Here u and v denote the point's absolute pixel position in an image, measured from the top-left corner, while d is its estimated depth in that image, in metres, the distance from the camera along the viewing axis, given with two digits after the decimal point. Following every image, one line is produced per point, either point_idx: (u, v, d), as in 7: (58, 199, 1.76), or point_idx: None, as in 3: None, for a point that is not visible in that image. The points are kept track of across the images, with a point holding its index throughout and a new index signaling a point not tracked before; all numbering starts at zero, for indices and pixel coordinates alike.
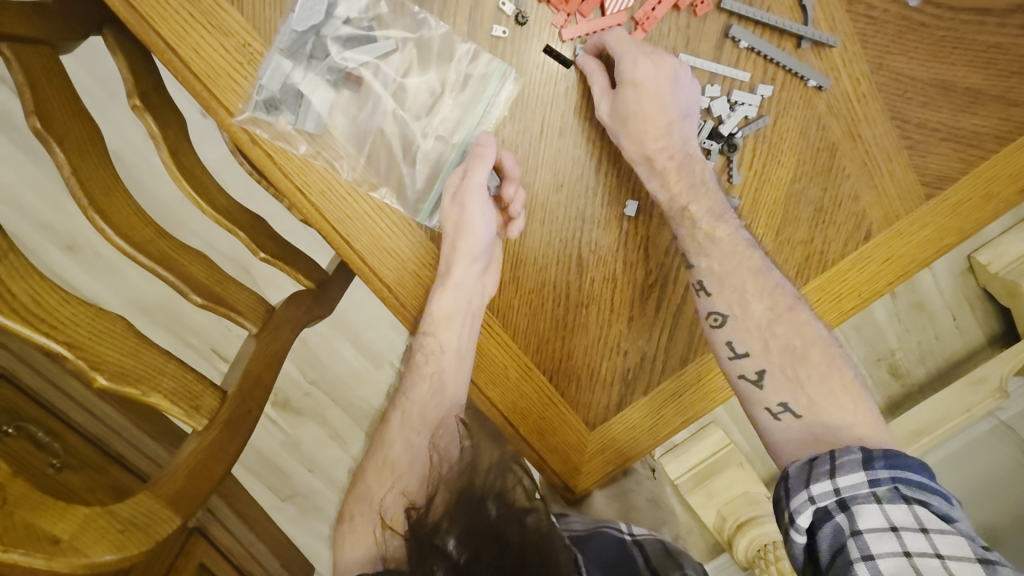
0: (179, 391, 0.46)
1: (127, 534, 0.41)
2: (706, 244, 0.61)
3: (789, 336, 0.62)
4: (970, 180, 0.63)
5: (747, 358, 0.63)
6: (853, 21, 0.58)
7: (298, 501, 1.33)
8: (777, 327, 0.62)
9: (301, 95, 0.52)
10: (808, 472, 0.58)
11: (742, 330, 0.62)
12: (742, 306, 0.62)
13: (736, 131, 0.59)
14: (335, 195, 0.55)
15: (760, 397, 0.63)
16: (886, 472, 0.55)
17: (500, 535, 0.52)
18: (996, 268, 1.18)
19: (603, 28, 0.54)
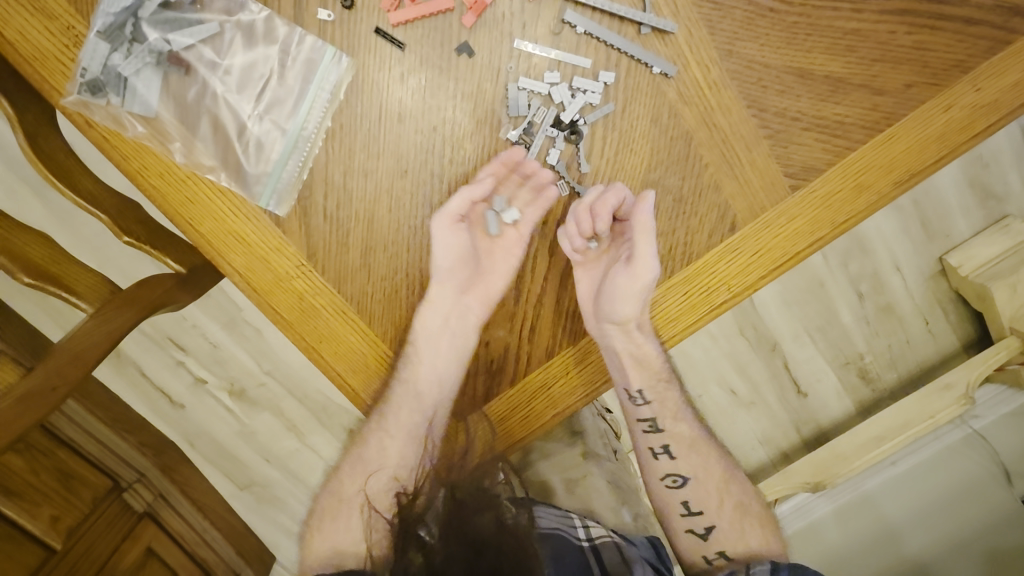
0: None
1: None
2: (661, 412, 0.72)
3: (734, 498, 0.73)
4: (839, 171, 0.61)
5: (699, 514, 0.73)
6: (697, 7, 0.56)
7: (254, 490, 1.48)
8: (725, 488, 0.73)
9: (124, 78, 0.53)
10: None
11: (699, 491, 0.72)
12: (701, 472, 0.72)
13: (579, 117, 0.57)
14: (173, 178, 0.56)
15: (700, 547, 0.73)
16: None
17: (478, 543, 0.63)
18: (967, 271, 1.15)
19: (430, 12, 0.54)
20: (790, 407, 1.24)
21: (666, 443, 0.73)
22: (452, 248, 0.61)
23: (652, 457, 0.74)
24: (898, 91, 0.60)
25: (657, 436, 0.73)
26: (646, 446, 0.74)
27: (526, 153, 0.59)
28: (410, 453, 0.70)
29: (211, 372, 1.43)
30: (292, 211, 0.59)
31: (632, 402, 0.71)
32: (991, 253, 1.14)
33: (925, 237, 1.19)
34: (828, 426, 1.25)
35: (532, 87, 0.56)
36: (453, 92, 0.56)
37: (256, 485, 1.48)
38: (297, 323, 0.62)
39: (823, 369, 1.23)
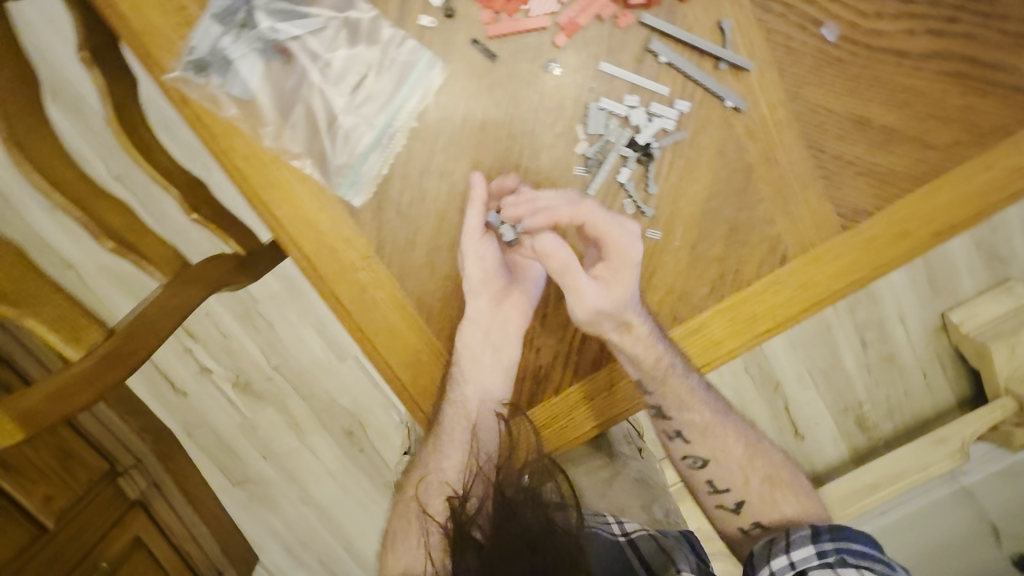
0: (59, 320, 0.49)
1: None
2: (668, 401, 0.70)
3: (760, 471, 0.73)
4: (885, 217, 0.64)
5: (727, 491, 0.74)
6: (772, 49, 0.59)
7: (244, 487, 1.58)
8: (749, 464, 0.73)
9: (229, 60, 0.55)
10: (769, 550, 0.68)
11: (721, 471, 0.73)
12: (718, 452, 0.73)
13: (653, 141, 0.60)
14: (258, 161, 0.58)
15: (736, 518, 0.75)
16: (830, 544, 0.65)
17: (530, 537, 0.63)
18: (968, 329, 1.18)
19: (526, 28, 0.57)
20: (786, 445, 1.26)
21: (677, 429, 0.73)
22: (484, 260, 0.61)
23: (670, 439, 0.74)
24: (947, 146, 0.63)
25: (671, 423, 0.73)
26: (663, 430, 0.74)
27: (598, 169, 0.61)
28: (446, 453, 0.71)
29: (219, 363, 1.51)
30: (368, 203, 0.61)
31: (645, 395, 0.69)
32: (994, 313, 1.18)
33: (931, 292, 1.22)
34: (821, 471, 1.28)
35: (612, 108, 0.59)
36: (536, 106, 0.59)
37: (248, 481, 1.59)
38: (356, 314, 0.64)
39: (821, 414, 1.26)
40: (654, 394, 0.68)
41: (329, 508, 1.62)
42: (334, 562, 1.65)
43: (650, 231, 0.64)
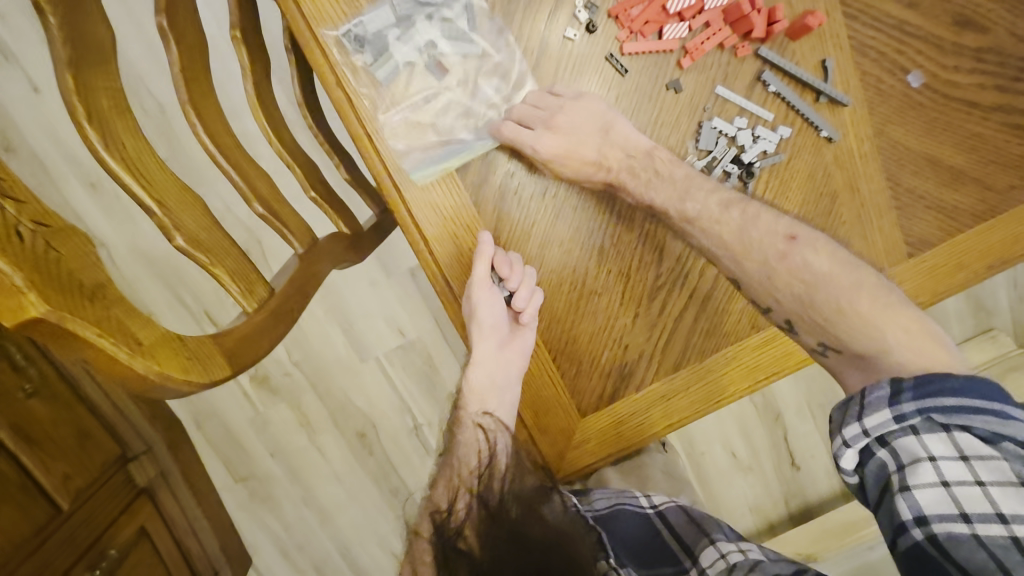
0: (236, 272, 0.56)
1: (192, 359, 0.48)
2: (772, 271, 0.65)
3: (871, 304, 0.63)
4: (947, 247, 0.72)
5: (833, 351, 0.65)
6: (865, 89, 0.66)
7: (250, 483, 1.60)
8: (854, 291, 0.64)
9: (388, 53, 0.60)
10: (844, 409, 0.61)
11: (812, 327, 0.65)
12: (801, 303, 0.65)
13: (755, 160, 0.66)
14: (397, 148, 0.62)
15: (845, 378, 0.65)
16: (912, 405, 0.58)
17: (520, 535, 0.61)
18: None
19: (657, 49, 0.62)
20: (783, 477, 1.41)
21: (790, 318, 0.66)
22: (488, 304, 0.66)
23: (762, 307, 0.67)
24: (1005, 189, 0.71)
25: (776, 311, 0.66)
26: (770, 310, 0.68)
27: None
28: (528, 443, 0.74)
29: None
30: (491, 194, 0.65)
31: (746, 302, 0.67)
32: None
33: None
34: (817, 503, 1.39)
35: (723, 128, 0.65)
36: (654, 119, 0.65)
37: (253, 479, 1.60)
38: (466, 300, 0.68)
39: (816, 448, 1.40)
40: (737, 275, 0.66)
41: (330, 510, 1.62)
42: (328, 567, 1.65)
43: None
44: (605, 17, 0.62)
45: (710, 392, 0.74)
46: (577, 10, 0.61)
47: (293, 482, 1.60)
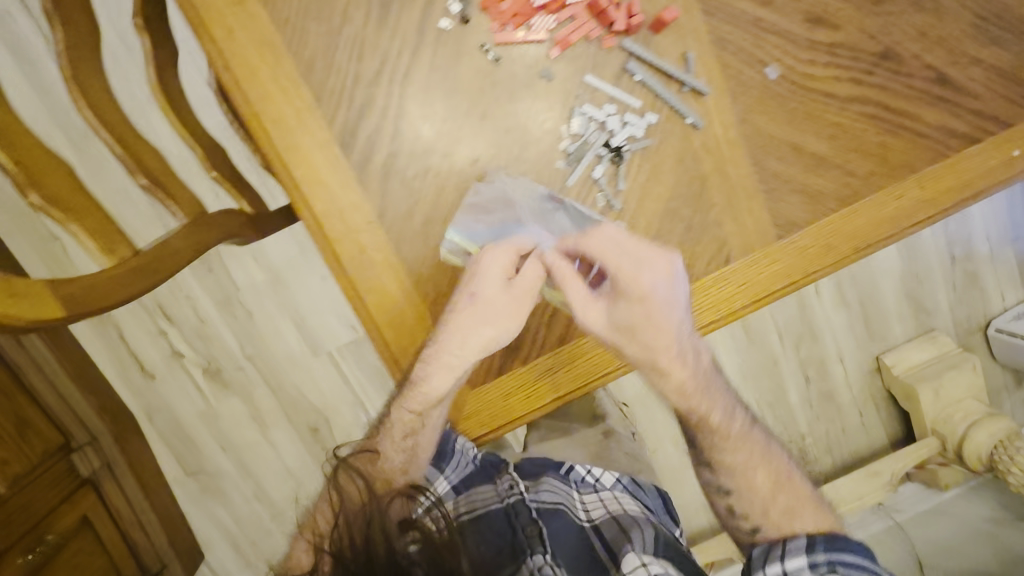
0: (97, 230, 0.63)
1: (22, 293, 0.52)
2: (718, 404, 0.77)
3: (782, 502, 0.79)
4: (814, 230, 0.77)
5: (744, 518, 0.81)
6: (726, 80, 0.72)
7: (200, 478, 1.61)
8: (774, 492, 0.79)
9: (272, 37, 0.65)
10: (765, 558, 0.77)
11: (744, 502, 0.80)
12: (744, 484, 0.79)
13: (624, 144, 0.72)
14: (285, 127, 0.67)
15: (749, 539, 0.81)
16: (824, 555, 0.74)
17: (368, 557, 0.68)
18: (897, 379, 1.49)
19: (527, 40, 0.67)
20: None
21: (713, 459, 0.80)
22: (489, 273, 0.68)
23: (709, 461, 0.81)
24: (865, 175, 0.77)
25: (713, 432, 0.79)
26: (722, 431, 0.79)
27: (578, 164, 0.72)
28: (421, 413, 0.79)
29: (190, 348, 1.53)
30: (376, 172, 0.70)
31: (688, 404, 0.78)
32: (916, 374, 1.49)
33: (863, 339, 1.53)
34: None
35: (592, 114, 0.70)
36: (529, 105, 0.70)
37: (203, 474, 1.61)
38: (352, 271, 0.73)
39: None
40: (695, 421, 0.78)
41: (281, 504, 1.63)
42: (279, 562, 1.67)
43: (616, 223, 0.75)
44: (478, 10, 0.66)
45: (595, 365, 0.78)
46: (450, 3, 0.66)
47: (243, 477, 1.61)
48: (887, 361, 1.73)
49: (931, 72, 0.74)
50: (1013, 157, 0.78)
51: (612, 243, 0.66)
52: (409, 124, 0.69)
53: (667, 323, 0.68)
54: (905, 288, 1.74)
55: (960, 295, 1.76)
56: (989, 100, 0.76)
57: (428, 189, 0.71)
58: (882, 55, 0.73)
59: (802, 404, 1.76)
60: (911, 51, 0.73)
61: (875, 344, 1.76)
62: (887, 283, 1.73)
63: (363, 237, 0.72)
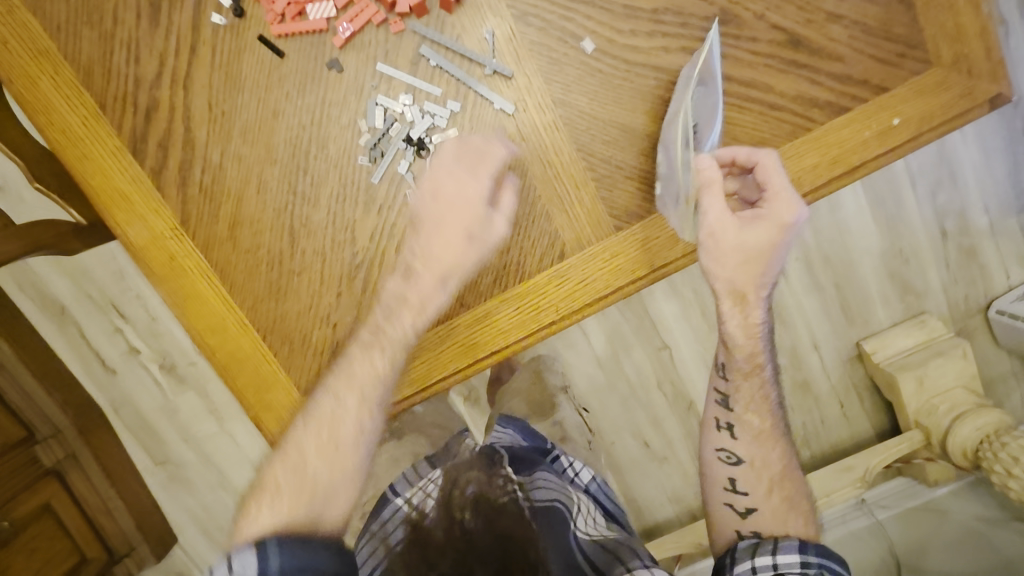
0: None
1: None
2: (737, 394, 0.72)
3: (786, 491, 0.71)
4: (654, 220, 0.69)
5: (744, 495, 0.72)
6: (536, 59, 0.65)
7: (168, 468, 1.48)
8: (778, 479, 0.71)
9: (47, 45, 0.64)
10: (754, 550, 0.66)
11: (749, 476, 0.71)
12: (757, 459, 0.72)
13: (427, 136, 0.67)
14: (72, 136, 0.66)
15: (734, 523, 0.72)
16: (814, 558, 0.65)
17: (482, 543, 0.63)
18: (880, 357, 1.38)
19: (307, 30, 0.63)
20: None
21: (732, 421, 0.72)
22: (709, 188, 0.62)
23: (715, 427, 0.73)
24: None
25: (724, 412, 0.73)
26: (711, 416, 0.74)
27: (381, 159, 0.67)
28: (260, 426, 0.75)
29: (146, 344, 1.43)
30: (172, 178, 0.68)
31: (714, 428, 0.74)
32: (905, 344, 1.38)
33: (846, 321, 1.44)
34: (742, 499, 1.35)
35: (388, 105, 0.66)
36: (322, 97, 0.66)
37: (171, 464, 1.49)
38: (164, 280, 0.70)
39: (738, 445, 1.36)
40: (731, 381, 0.71)
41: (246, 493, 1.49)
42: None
43: None
44: (251, 1, 0.63)
45: (430, 370, 0.73)
46: None
47: (206, 467, 1.49)
48: (868, 347, 1.41)
49: (779, 34, 0.66)
50: (893, 127, 0.67)
51: (785, 185, 0.63)
52: (201, 122, 0.66)
53: (765, 265, 0.65)
54: (887, 267, 1.42)
55: (955, 275, 1.44)
56: (856, 64, 0.66)
57: (231, 190, 0.69)
58: (718, 18, 0.65)
59: None
60: (752, 11, 0.65)
61: (855, 330, 1.44)
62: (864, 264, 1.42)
63: (169, 244, 0.69)
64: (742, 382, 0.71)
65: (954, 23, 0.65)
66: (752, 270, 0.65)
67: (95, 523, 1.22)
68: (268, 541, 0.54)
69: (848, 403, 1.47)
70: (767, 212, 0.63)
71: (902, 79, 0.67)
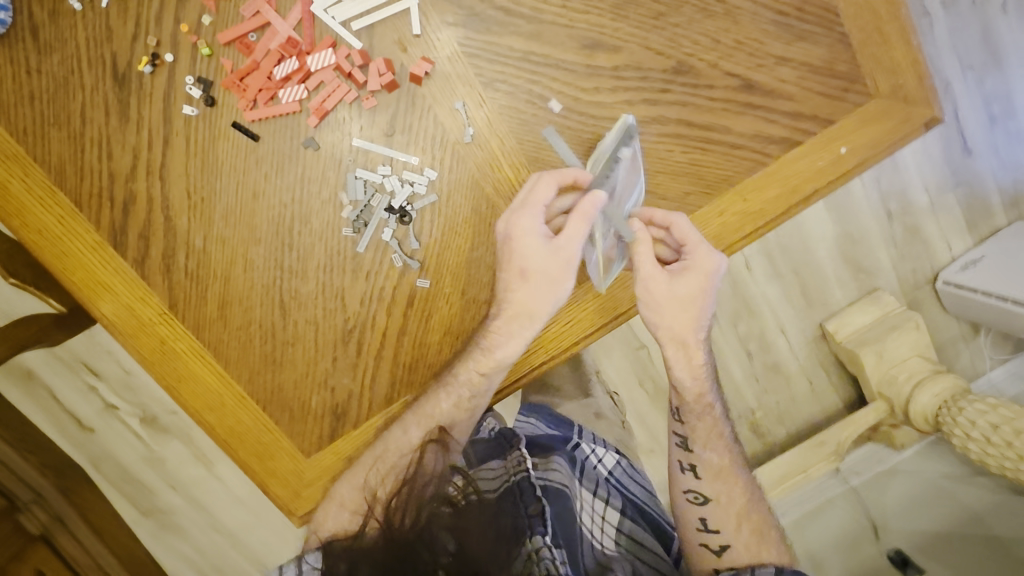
0: None
1: None
2: (693, 435, 0.77)
3: (752, 522, 0.75)
4: None
5: (714, 532, 0.75)
6: (505, 123, 0.68)
7: (158, 517, 1.48)
8: (743, 512, 0.76)
9: (14, 148, 0.63)
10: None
11: (718, 512, 0.75)
12: (722, 496, 0.76)
13: (407, 204, 0.69)
14: (49, 236, 0.65)
15: (712, 562, 0.74)
16: None
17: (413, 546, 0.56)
18: (842, 335, 1.44)
19: (281, 113, 0.64)
20: None
21: (694, 462, 0.78)
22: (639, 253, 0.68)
23: (680, 470, 0.79)
24: (679, 196, 0.72)
25: (685, 452, 0.78)
26: (675, 458, 0.79)
27: (364, 229, 0.69)
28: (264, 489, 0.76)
29: (122, 399, 1.44)
30: (157, 266, 0.68)
31: (680, 471, 0.79)
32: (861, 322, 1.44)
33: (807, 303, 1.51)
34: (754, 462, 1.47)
35: (367, 177, 0.67)
36: (300, 175, 0.67)
37: (160, 512, 1.49)
38: (158, 365, 0.71)
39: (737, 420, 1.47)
40: (685, 423, 0.78)
41: (239, 533, 1.50)
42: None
43: (418, 280, 0.72)
44: (222, 87, 0.64)
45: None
46: (188, 85, 0.63)
47: (198, 511, 1.48)
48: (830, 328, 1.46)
49: (732, 80, 0.69)
50: (842, 155, 0.71)
51: (699, 239, 0.68)
52: (182, 209, 0.67)
53: (693, 313, 0.71)
54: (841, 250, 1.52)
55: (901, 250, 1.52)
56: (806, 101, 0.70)
57: (217, 272, 0.69)
58: (675, 70, 0.68)
59: (748, 379, 1.52)
60: (706, 61, 0.68)
61: (816, 312, 1.52)
62: (820, 250, 1.52)
63: (160, 330, 0.70)
64: (696, 422, 0.77)
65: (890, 57, 0.70)
66: (682, 316, 0.71)
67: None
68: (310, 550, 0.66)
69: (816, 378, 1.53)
70: (687, 263, 0.69)
71: (846, 110, 0.71)
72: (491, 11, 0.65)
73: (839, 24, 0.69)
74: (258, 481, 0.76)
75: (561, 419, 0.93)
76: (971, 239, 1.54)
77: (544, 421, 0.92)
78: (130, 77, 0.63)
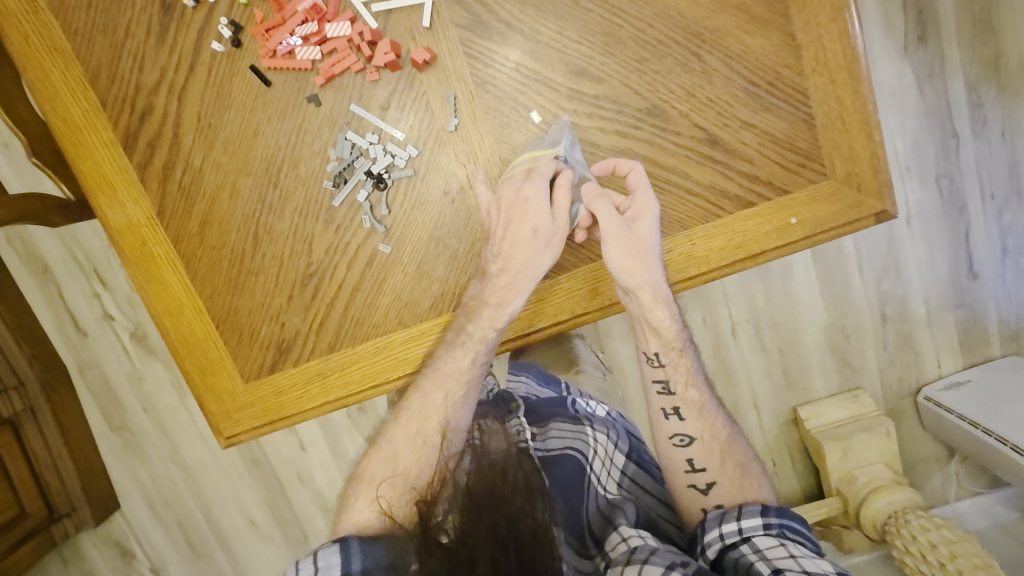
0: None
1: None
2: (673, 376, 0.83)
3: (735, 457, 0.83)
4: (585, 272, 0.77)
5: (702, 471, 0.83)
6: (489, 120, 0.74)
7: (123, 434, 1.48)
8: (727, 449, 0.83)
9: (67, 45, 0.74)
10: (721, 518, 0.78)
11: (703, 450, 0.83)
12: (706, 433, 0.83)
13: (385, 172, 0.75)
14: (73, 125, 0.75)
15: (701, 501, 0.82)
16: (776, 520, 0.76)
17: (448, 553, 0.63)
18: (811, 424, 1.44)
19: (293, 67, 0.73)
20: None
21: (678, 405, 0.84)
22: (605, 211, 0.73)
23: (664, 416, 0.85)
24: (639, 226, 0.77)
25: (667, 397, 0.84)
26: (658, 406, 0.85)
27: (343, 185, 0.76)
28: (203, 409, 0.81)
29: (119, 312, 1.44)
30: (155, 174, 0.77)
31: (664, 418, 0.85)
32: (836, 415, 1.43)
33: (788, 385, 1.49)
34: None
35: (355, 140, 0.74)
36: (298, 124, 0.75)
37: (126, 430, 1.48)
38: (134, 264, 0.78)
39: None
40: (666, 366, 0.83)
41: (193, 469, 1.49)
42: (191, 526, 1.52)
43: (381, 244, 0.77)
44: (249, 35, 0.73)
45: (361, 378, 0.79)
46: (220, 26, 0.73)
47: (162, 439, 1.48)
48: (802, 414, 1.46)
49: (700, 132, 0.75)
50: (789, 225, 0.75)
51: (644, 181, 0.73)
52: (190, 128, 0.76)
53: (651, 253, 0.73)
54: (829, 342, 1.48)
55: (891, 356, 1.49)
56: (763, 166, 0.75)
57: (207, 192, 0.77)
58: (649, 111, 0.74)
59: None
60: (679, 109, 0.74)
61: (793, 395, 1.49)
62: (810, 335, 1.47)
63: (144, 231, 0.77)
64: (672, 364, 0.83)
65: (850, 145, 0.74)
66: (645, 258, 0.73)
67: (41, 479, 1.29)
68: (350, 542, 0.73)
69: (781, 465, 1.50)
70: (638, 205, 0.72)
71: (799, 184, 0.75)
72: (496, 22, 0.73)
73: (806, 105, 0.74)
74: (202, 404, 0.81)
75: (550, 375, 1.04)
76: (962, 361, 1.50)
77: (534, 379, 1.02)
78: (175, 10, 0.73)
